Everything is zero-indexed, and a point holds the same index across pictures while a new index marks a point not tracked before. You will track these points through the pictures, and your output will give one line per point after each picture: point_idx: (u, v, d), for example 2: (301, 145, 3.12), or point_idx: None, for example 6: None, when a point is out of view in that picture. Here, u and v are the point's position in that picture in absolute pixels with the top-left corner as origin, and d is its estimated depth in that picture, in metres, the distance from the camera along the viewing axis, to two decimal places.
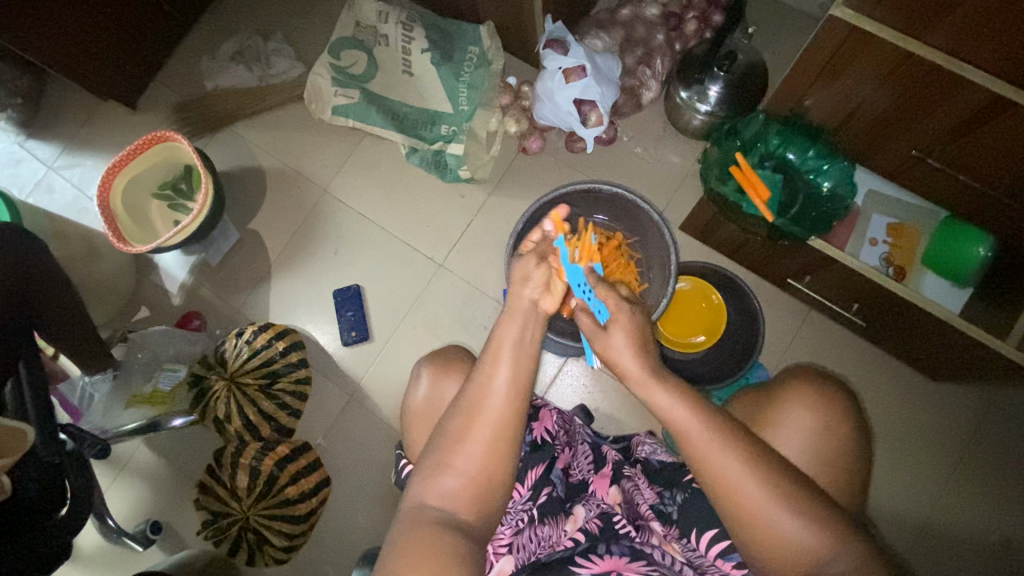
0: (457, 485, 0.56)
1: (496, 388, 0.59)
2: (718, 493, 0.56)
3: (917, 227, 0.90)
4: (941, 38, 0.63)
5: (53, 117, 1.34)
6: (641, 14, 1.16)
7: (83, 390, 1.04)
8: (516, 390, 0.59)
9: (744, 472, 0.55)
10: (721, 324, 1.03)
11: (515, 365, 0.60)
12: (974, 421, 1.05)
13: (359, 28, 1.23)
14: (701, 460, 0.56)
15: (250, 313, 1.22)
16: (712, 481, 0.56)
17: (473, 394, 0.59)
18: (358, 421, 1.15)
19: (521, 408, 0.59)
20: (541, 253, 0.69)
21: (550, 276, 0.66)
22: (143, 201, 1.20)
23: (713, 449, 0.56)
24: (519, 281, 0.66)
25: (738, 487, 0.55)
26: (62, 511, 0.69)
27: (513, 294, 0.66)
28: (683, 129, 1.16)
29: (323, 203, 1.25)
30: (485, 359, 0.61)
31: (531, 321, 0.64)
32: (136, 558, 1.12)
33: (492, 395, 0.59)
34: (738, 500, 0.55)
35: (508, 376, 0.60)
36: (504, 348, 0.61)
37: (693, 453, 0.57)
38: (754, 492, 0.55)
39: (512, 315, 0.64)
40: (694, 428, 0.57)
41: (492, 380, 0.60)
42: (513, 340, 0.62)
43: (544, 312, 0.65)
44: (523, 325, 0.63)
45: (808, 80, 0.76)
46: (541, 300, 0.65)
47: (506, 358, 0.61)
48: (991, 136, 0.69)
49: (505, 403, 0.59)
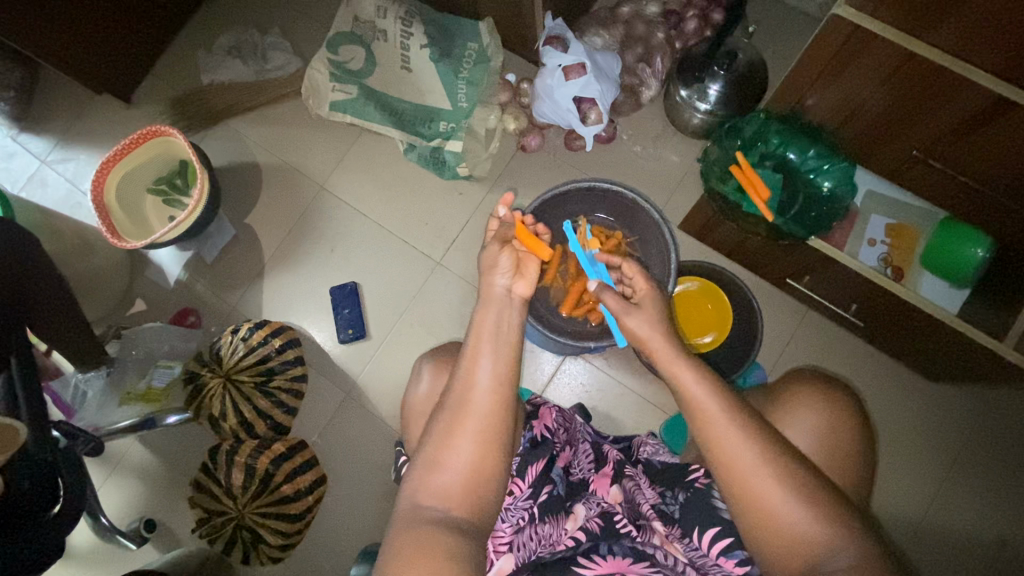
0: (451, 482, 0.56)
1: (478, 383, 0.59)
2: (725, 474, 0.57)
3: (916, 228, 0.90)
4: (943, 38, 0.63)
5: (46, 110, 1.32)
6: (641, 12, 1.16)
7: (76, 387, 1.06)
8: (499, 381, 0.59)
9: (756, 457, 0.56)
10: (729, 320, 1.02)
11: (496, 356, 0.61)
12: (971, 422, 1.05)
13: (358, 23, 1.22)
14: (716, 442, 0.57)
15: (246, 309, 1.21)
16: (722, 465, 0.57)
17: (459, 390, 0.59)
18: (356, 419, 1.15)
19: (506, 399, 0.59)
20: (502, 237, 0.71)
21: (519, 260, 0.69)
22: (137, 195, 1.19)
23: (730, 428, 0.57)
24: (489, 270, 0.68)
25: (745, 467, 0.56)
26: (55, 508, 0.67)
27: (485, 284, 0.67)
28: (682, 127, 1.16)
29: (319, 199, 1.24)
30: (466, 354, 0.62)
31: (507, 309, 0.65)
32: (130, 555, 1.12)
33: (477, 389, 0.59)
34: (749, 483, 0.55)
35: (489, 367, 0.60)
36: (483, 341, 0.62)
37: (708, 434, 0.57)
38: (764, 476, 0.55)
39: (489, 305, 0.65)
40: (712, 407, 0.58)
41: (474, 375, 0.60)
42: (492, 330, 0.63)
43: (518, 297, 0.67)
44: (500, 313, 0.64)
45: (810, 78, 0.75)
46: (514, 286, 0.67)
47: (485, 349, 0.61)
48: (992, 137, 0.69)
49: (491, 397, 0.59)
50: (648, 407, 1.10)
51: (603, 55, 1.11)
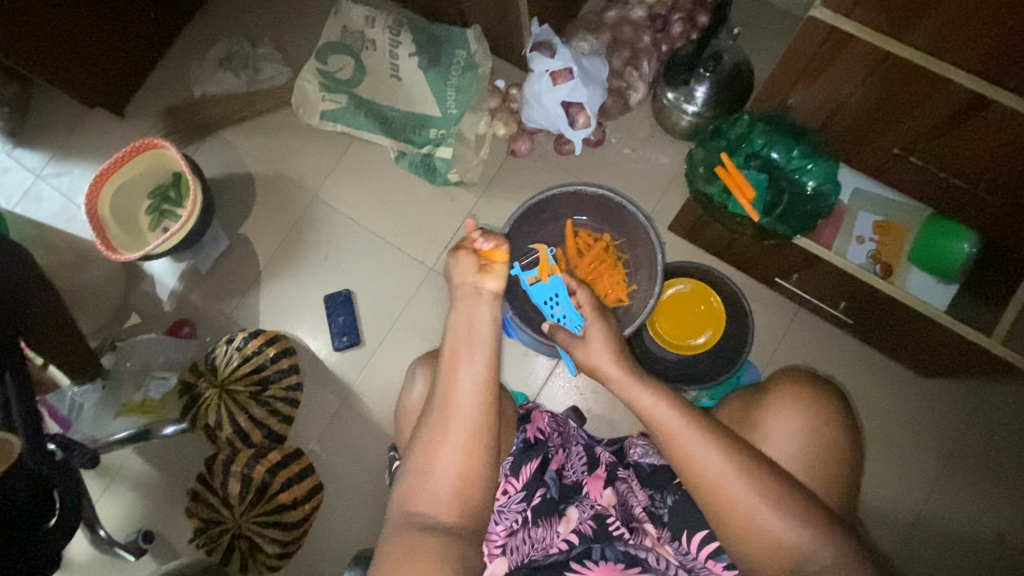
0: (443, 489, 0.56)
1: (460, 391, 0.59)
2: (696, 484, 0.57)
3: (903, 224, 0.89)
4: (918, 37, 0.63)
5: (41, 125, 1.33)
6: (628, 16, 1.17)
7: (72, 399, 1.07)
8: (479, 388, 0.59)
9: (726, 467, 0.56)
10: (722, 324, 1.03)
11: (474, 361, 0.61)
12: (963, 417, 1.05)
13: (347, 33, 1.23)
14: (685, 457, 0.57)
15: (240, 319, 1.22)
16: (690, 476, 0.57)
17: (441, 400, 0.60)
18: (350, 426, 1.15)
19: (490, 407, 0.59)
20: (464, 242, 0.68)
21: (484, 262, 0.66)
22: (131, 209, 1.19)
23: (695, 441, 0.57)
24: (455, 269, 0.67)
25: (721, 482, 0.56)
26: (52, 521, 0.68)
27: (455, 282, 0.66)
28: (670, 129, 1.17)
29: (311, 208, 1.25)
30: (445, 362, 0.62)
31: (477, 303, 0.64)
32: (130, 567, 1.12)
33: (458, 398, 0.59)
34: (721, 493, 0.56)
35: (469, 375, 0.60)
36: (459, 349, 0.62)
37: (675, 449, 0.58)
38: (735, 486, 0.56)
39: (458, 307, 0.64)
40: (673, 423, 0.58)
41: (456, 385, 0.60)
42: (464, 335, 0.62)
43: (489, 292, 0.65)
44: (472, 313, 0.64)
45: (792, 78, 0.76)
46: (484, 283, 0.65)
47: (463, 355, 0.61)
48: (971, 133, 0.70)
49: (473, 406, 0.59)
50: None
51: (590, 59, 1.12)
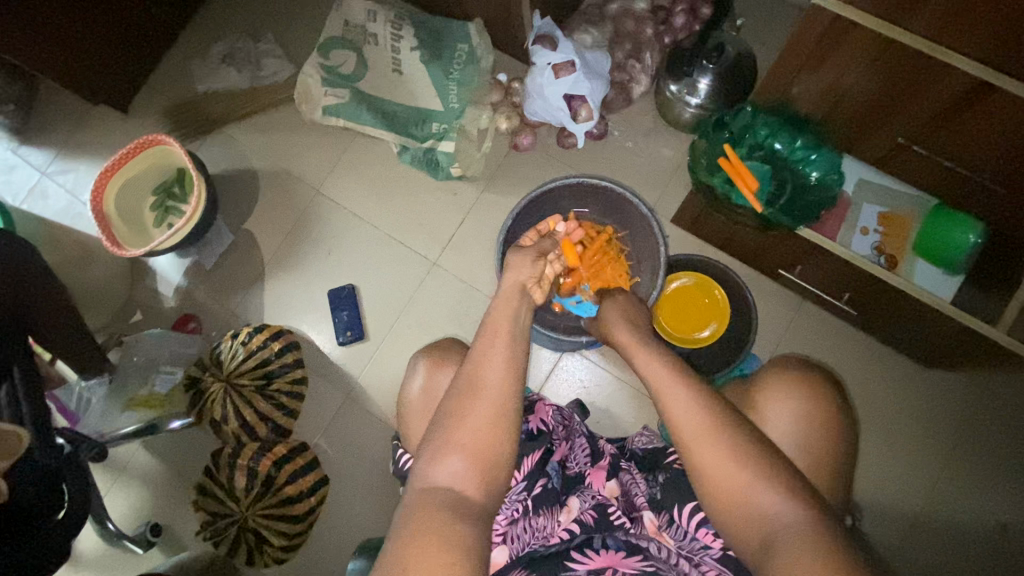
0: (461, 463, 0.57)
1: (492, 367, 0.61)
2: (705, 483, 0.58)
3: (907, 215, 0.88)
4: (920, 23, 0.63)
5: (46, 123, 1.34)
6: (630, 8, 1.17)
7: (81, 394, 1.09)
8: (511, 366, 0.61)
9: (737, 470, 0.56)
10: (727, 313, 1.02)
11: (509, 347, 0.63)
12: (968, 408, 1.05)
13: (348, 27, 1.23)
14: (698, 459, 0.58)
15: (245, 314, 1.22)
16: (700, 476, 0.58)
17: (470, 371, 0.61)
18: (354, 420, 1.16)
19: (516, 388, 0.60)
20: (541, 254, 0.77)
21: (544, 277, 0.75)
22: (136, 205, 1.20)
23: (713, 441, 0.58)
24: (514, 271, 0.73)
25: (734, 484, 0.56)
26: (60, 514, 0.68)
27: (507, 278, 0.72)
28: (674, 122, 1.16)
29: (314, 203, 1.25)
30: (479, 343, 0.64)
31: (523, 302, 0.70)
32: (138, 560, 1.13)
33: (488, 371, 0.61)
34: (733, 488, 0.56)
35: (502, 356, 0.62)
36: (496, 334, 0.65)
37: (689, 450, 0.59)
38: (749, 482, 0.56)
39: (506, 300, 0.69)
40: (693, 426, 0.59)
41: (487, 361, 0.62)
42: (511, 322, 0.66)
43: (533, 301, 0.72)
44: (516, 306, 0.69)
45: (795, 67, 0.75)
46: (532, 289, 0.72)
47: (502, 337, 0.64)
48: (976, 121, 0.69)
49: (502, 380, 0.60)
50: (645, 401, 1.11)
51: (592, 52, 1.12)
